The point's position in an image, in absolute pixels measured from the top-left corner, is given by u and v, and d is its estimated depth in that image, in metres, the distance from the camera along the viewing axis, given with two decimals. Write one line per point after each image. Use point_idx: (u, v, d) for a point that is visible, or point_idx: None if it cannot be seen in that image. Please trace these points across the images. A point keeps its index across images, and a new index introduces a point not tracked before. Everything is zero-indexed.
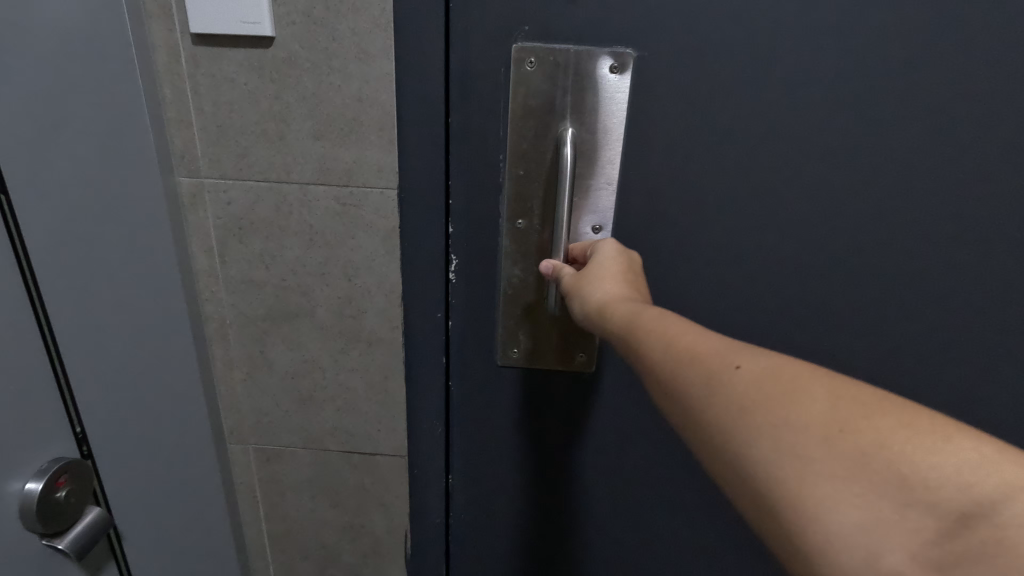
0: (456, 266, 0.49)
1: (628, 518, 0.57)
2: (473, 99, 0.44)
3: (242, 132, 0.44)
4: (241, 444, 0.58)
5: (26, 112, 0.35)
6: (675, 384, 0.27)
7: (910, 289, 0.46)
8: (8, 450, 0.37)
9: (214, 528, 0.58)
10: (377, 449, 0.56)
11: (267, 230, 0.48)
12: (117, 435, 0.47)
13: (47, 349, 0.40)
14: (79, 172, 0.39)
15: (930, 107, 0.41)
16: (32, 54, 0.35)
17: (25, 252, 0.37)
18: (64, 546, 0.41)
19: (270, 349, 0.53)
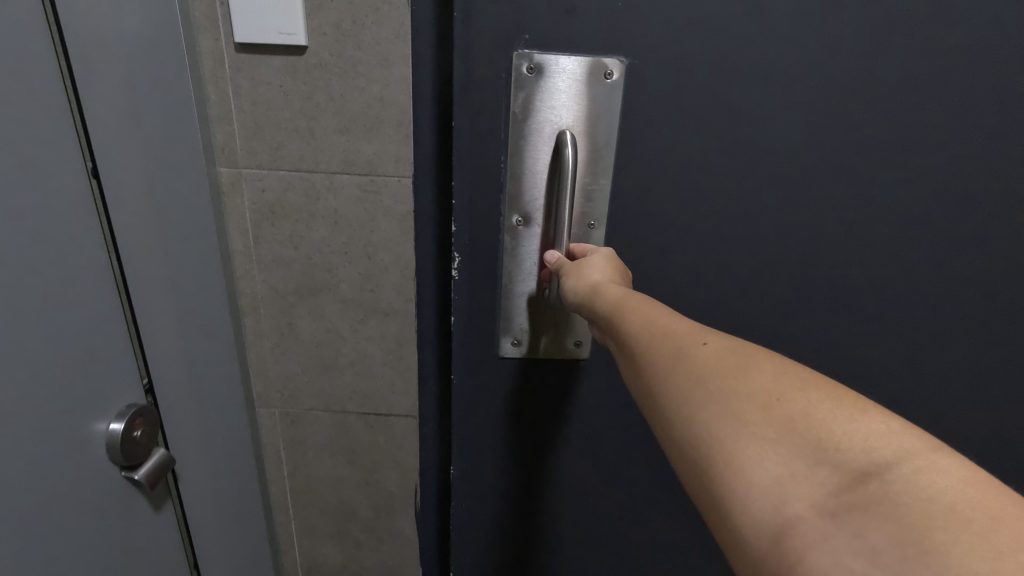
0: (457, 265, 0.49)
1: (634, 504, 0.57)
2: (474, 101, 0.43)
3: (277, 128, 0.48)
4: (268, 408, 0.64)
5: (108, 103, 0.39)
6: (646, 355, 0.28)
7: (907, 294, 0.47)
8: (93, 395, 0.41)
9: (246, 485, 0.64)
10: (391, 410, 0.63)
11: (296, 214, 0.52)
12: (175, 396, 0.50)
13: (123, 311, 0.44)
14: (147, 155, 0.43)
15: (925, 126, 0.42)
16: (109, 55, 0.39)
17: (109, 222, 0.41)
18: (139, 477, 0.45)
19: (296, 321, 0.58)
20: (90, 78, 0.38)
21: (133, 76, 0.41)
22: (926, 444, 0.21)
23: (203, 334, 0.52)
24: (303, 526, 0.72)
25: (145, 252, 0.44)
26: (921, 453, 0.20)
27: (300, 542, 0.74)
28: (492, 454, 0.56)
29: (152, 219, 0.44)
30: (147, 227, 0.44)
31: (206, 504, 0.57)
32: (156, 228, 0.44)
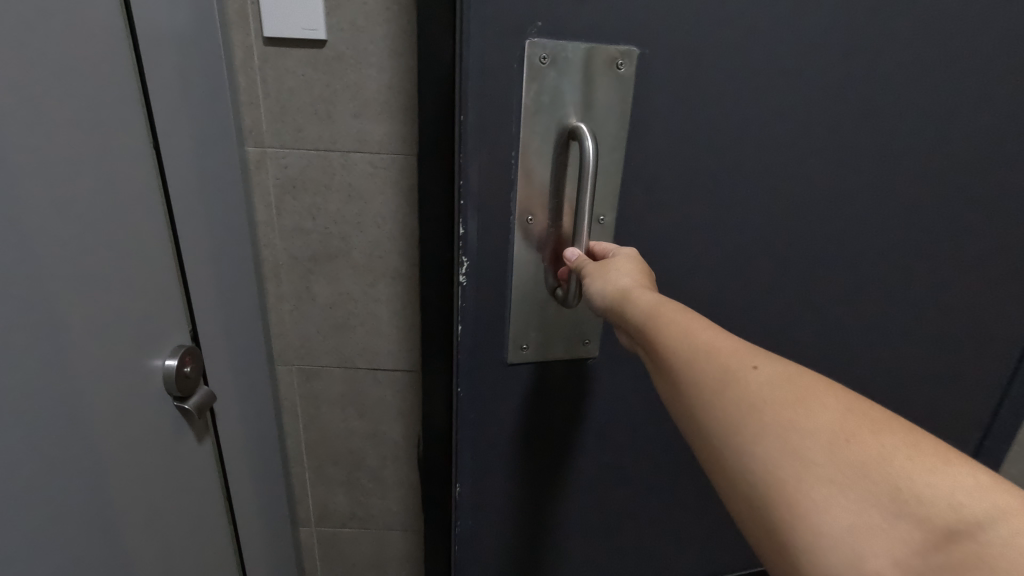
0: (466, 269, 0.45)
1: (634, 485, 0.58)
2: (489, 94, 0.40)
3: (299, 112, 0.57)
4: (286, 365, 0.70)
5: (165, 78, 0.46)
6: (695, 374, 0.30)
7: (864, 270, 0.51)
8: (154, 331, 0.48)
9: (266, 435, 0.70)
10: (397, 365, 0.70)
11: (314, 188, 0.60)
12: (213, 341, 0.57)
13: (176, 262, 0.50)
14: (193, 126, 0.50)
15: (894, 125, 0.45)
16: (166, 37, 0.46)
17: (166, 183, 0.48)
18: (191, 405, 0.52)
19: (313, 285, 0.65)
20: (152, 54, 0.45)
21: (185, 59, 0.48)
22: (1013, 500, 0.23)
23: (233, 289, 0.60)
24: (316, 475, 0.78)
25: (192, 211, 0.51)
26: (1016, 513, 0.22)
27: (314, 492, 0.79)
28: (501, 455, 0.54)
29: (198, 180, 0.52)
30: (192, 190, 0.51)
31: (235, 444, 0.64)
32: (198, 191, 0.52)
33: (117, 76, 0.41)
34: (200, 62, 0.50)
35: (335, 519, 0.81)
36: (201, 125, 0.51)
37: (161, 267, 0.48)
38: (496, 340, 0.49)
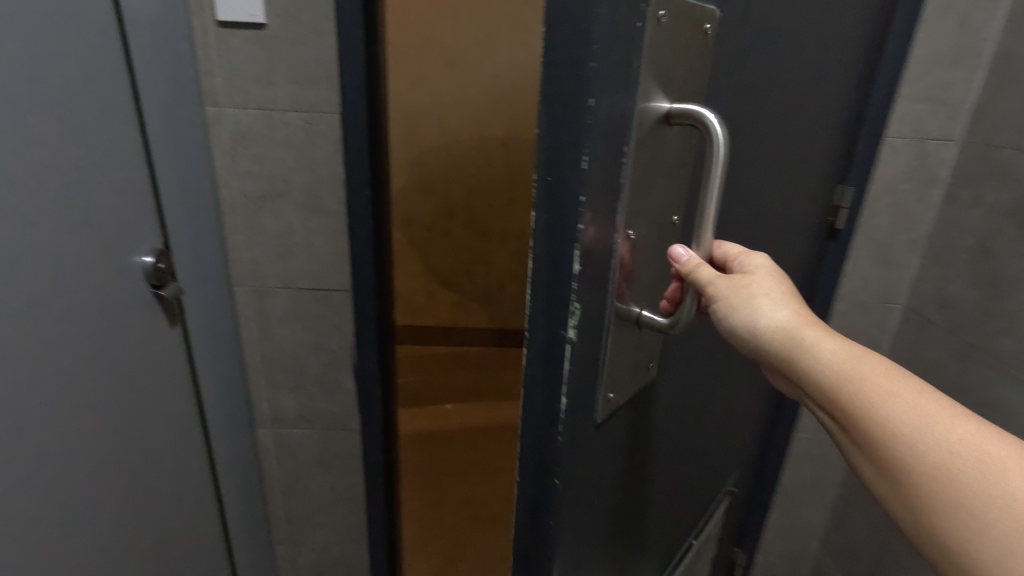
0: (579, 316, 0.35)
1: (670, 451, 0.61)
2: (609, 69, 0.30)
3: (246, 78, 0.75)
4: (243, 287, 0.86)
5: (145, 50, 0.67)
6: (978, 516, 0.28)
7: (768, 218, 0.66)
8: (136, 232, 0.69)
9: (227, 342, 0.87)
10: (333, 286, 0.87)
11: (260, 139, 0.78)
12: (182, 249, 0.76)
13: (151, 187, 0.71)
14: (166, 86, 0.70)
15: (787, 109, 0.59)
16: (143, 21, 0.66)
17: (146, 127, 0.69)
18: (166, 292, 0.74)
19: (263, 218, 0.82)
20: (135, 34, 0.65)
21: (157, 36, 0.68)
22: None
23: (197, 215, 0.77)
24: (270, 381, 0.93)
25: (165, 149, 0.71)
26: None
27: (268, 396, 0.94)
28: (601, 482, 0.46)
29: (168, 127, 0.71)
30: (165, 134, 0.71)
31: (199, 336, 0.82)
32: (171, 135, 0.72)
33: (106, 47, 0.62)
34: (167, 40, 0.69)
35: (286, 420, 0.96)
36: (171, 87, 0.71)
37: (138, 187, 0.69)
38: (591, 391, 0.40)
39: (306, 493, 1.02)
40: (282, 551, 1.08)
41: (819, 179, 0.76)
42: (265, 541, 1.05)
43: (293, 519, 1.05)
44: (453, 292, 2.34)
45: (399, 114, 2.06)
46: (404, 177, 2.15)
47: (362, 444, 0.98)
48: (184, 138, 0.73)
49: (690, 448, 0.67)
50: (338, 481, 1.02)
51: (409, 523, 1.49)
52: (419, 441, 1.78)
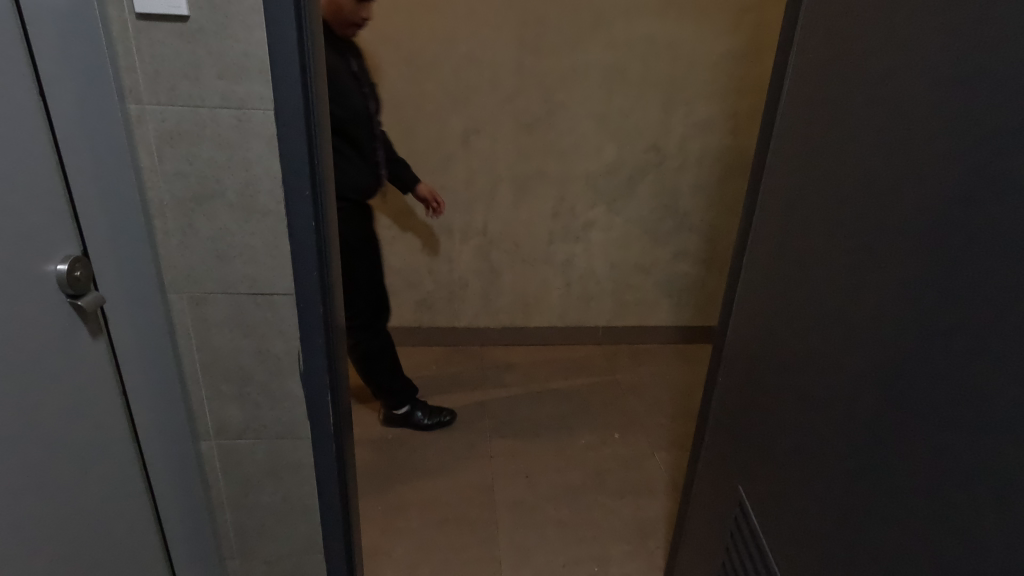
0: None
1: (871, 417, 0.64)
2: None
3: (171, 75, 0.71)
4: (179, 294, 0.82)
5: (51, 43, 0.62)
6: None
7: (829, 205, 0.72)
8: (46, 239, 0.65)
9: (162, 354, 0.82)
10: (274, 290, 0.84)
11: (190, 139, 0.74)
12: (103, 257, 0.72)
13: (64, 189, 0.67)
14: (77, 83, 0.65)
15: (867, 104, 0.65)
16: (48, 12, 0.61)
17: (53, 126, 0.65)
18: (85, 302, 0.69)
19: (196, 221, 0.78)
20: (38, 27, 0.61)
21: (67, 28, 0.63)
22: None
23: (122, 219, 0.73)
24: (211, 390, 0.89)
25: (79, 151, 0.67)
26: None
27: (211, 407, 0.90)
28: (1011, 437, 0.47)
29: (84, 128, 0.67)
30: (79, 134, 0.67)
31: (127, 348, 0.77)
32: (85, 136, 0.67)
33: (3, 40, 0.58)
34: (81, 33, 0.65)
35: (231, 432, 0.92)
36: (85, 83, 0.66)
37: (48, 190, 0.65)
38: None
39: (257, 505, 0.99)
40: (233, 565, 1.04)
41: (792, 184, 0.81)
42: (216, 557, 1.01)
43: (244, 533, 1.01)
44: (415, 291, 2.30)
45: None
46: None
47: (313, 451, 0.96)
48: (102, 139, 0.69)
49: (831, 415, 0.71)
50: (289, 491, 0.99)
51: (371, 528, 1.47)
52: (382, 445, 1.75)
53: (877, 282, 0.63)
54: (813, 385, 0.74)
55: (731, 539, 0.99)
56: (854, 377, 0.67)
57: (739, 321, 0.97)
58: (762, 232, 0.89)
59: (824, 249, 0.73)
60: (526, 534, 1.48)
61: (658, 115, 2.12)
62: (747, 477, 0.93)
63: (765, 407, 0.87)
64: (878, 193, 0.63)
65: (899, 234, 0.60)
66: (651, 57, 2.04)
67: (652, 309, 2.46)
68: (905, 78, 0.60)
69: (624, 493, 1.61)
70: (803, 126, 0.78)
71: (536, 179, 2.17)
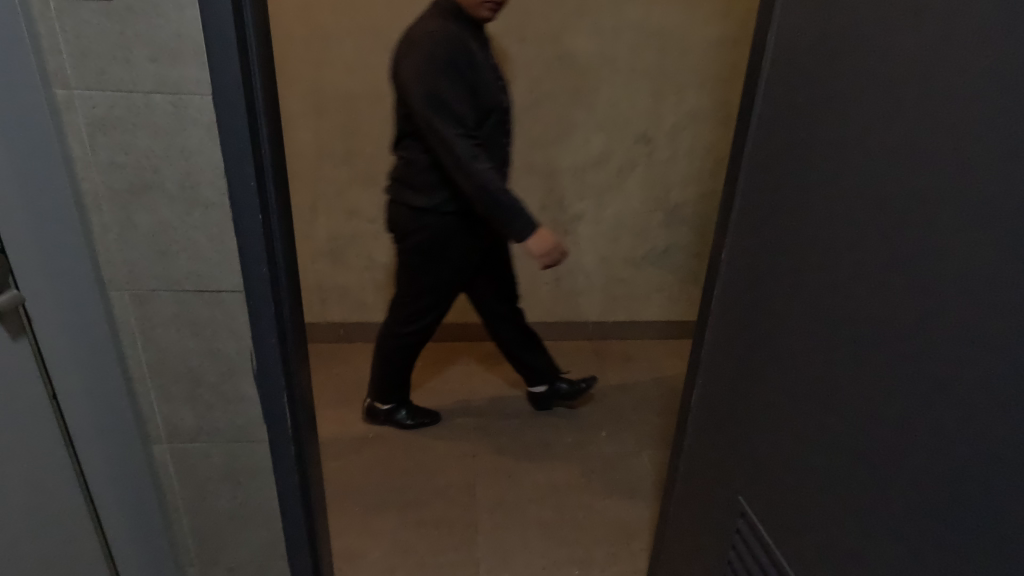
0: None
1: (899, 426, 0.59)
2: None
3: (99, 56, 0.66)
4: (120, 291, 0.78)
5: None
6: None
7: (824, 208, 0.67)
8: None
9: (101, 355, 0.78)
10: (222, 287, 0.79)
11: (123, 126, 0.70)
12: (22, 254, 0.68)
13: None
14: None
15: (864, 99, 0.61)
16: None
17: None
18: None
19: (135, 214, 0.74)
20: None
21: None
22: None
23: (50, 212, 0.69)
24: (160, 393, 0.85)
25: None
26: None
27: (160, 410, 0.86)
28: None
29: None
30: None
31: (53, 348, 0.73)
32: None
33: None
34: None
35: (183, 435, 0.88)
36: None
37: None
38: None
39: (213, 511, 0.95)
40: (192, 572, 1.00)
41: (776, 187, 0.76)
42: (172, 564, 0.97)
43: (201, 539, 0.97)
44: None
45: (334, 102, 1.96)
46: (343, 168, 2.05)
47: (271, 455, 0.92)
48: (21, 127, 0.64)
49: (848, 425, 0.66)
50: (249, 496, 0.95)
51: (347, 529, 1.43)
52: (362, 444, 1.71)
53: (894, 294, 0.59)
54: (823, 402, 0.70)
55: (731, 552, 0.92)
56: (872, 386, 0.62)
57: (718, 328, 0.92)
58: (743, 239, 0.84)
59: (819, 253, 0.68)
60: (505, 536, 1.44)
61: (647, 106, 2.07)
62: (744, 491, 0.88)
63: (761, 420, 0.82)
64: (890, 200, 0.59)
65: (918, 238, 0.56)
66: (639, 46, 1.98)
67: (643, 304, 2.41)
68: (920, 77, 0.55)
69: (609, 493, 1.58)
70: (783, 126, 0.74)
71: (522, 171, 2.12)
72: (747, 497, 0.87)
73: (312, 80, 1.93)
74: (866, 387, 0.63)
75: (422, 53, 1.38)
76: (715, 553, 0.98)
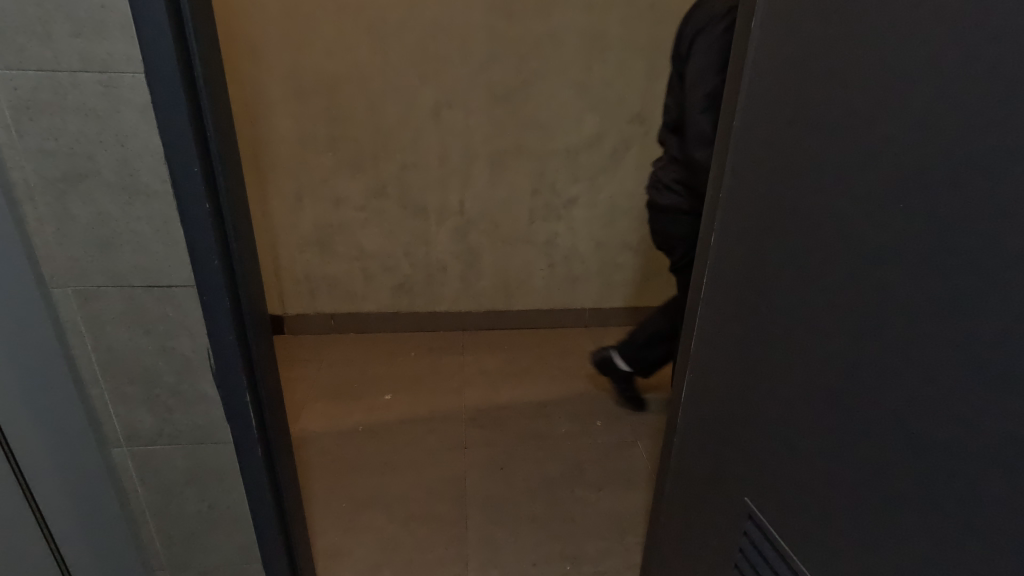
0: None
1: (928, 410, 0.52)
2: None
3: (16, 32, 0.60)
4: (62, 288, 0.72)
5: None
6: None
7: (824, 165, 0.60)
8: None
9: (44, 356, 0.73)
10: (171, 282, 0.74)
11: (50, 110, 0.64)
12: None
13: None
14: None
15: (864, 34, 0.54)
16: None
17: None
18: None
19: (71, 206, 0.69)
20: None
21: None
22: None
23: None
24: (115, 394, 0.80)
25: None
26: None
27: (116, 412, 0.81)
28: None
29: None
30: None
31: None
32: None
33: None
34: None
35: (143, 438, 0.84)
36: None
37: None
38: None
39: (181, 515, 0.91)
40: None
41: (767, 146, 0.68)
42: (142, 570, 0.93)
43: (171, 544, 0.93)
44: (391, 276, 2.21)
45: (316, 87, 1.89)
46: (328, 155, 1.99)
47: (237, 455, 0.87)
48: None
49: (869, 411, 0.59)
50: (216, 499, 0.90)
51: (333, 526, 1.40)
52: (351, 438, 1.68)
53: (906, 271, 0.52)
54: (829, 391, 0.63)
55: (738, 554, 0.85)
56: (890, 364, 0.55)
57: (710, 316, 0.85)
58: (734, 217, 0.76)
59: (821, 216, 0.61)
60: (496, 531, 1.40)
61: (642, 83, 1.99)
62: (751, 493, 0.81)
63: (762, 414, 0.76)
64: (903, 167, 0.51)
65: (939, 189, 0.48)
66: (632, 20, 1.89)
67: (641, 290, 2.35)
68: (933, 21, 0.47)
69: (603, 486, 1.53)
70: (771, 77, 0.66)
71: (513, 155, 2.05)
72: (754, 500, 0.80)
73: (292, 63, 1.86)
74: (881, 378, 0.56)
75: (708, 42, 1.19)
76: (718, 554, 0.92)
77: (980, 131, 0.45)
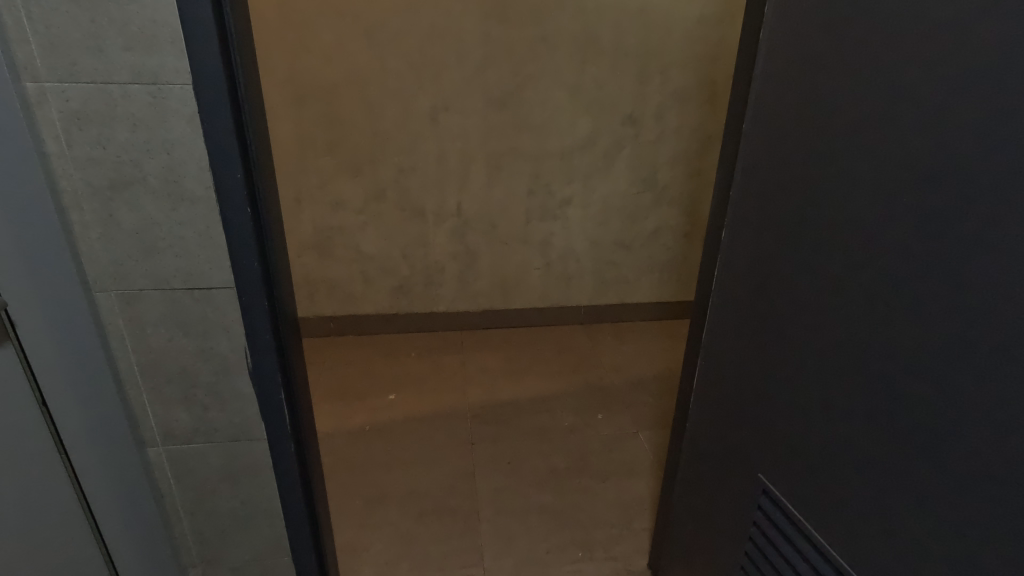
0: None
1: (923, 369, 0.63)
2: None
3: (69, 46, 0.63)
4: (104, 291, 0.75)
5: None
6: None
7: (829, 166, 0.71)
8: None
9: (89, 357, 0.76)
10: (211, 284, 0.77)
11: (100, 119, 0.67)
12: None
13: None
14: None
15: (863, 56, 0.65)
16: None
17: None
18: None
19: (117, 212, 0.71)
20: None
21: None
22: None
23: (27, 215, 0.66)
24: (153, 394, 0.83)
25: None
26: None
27: (154, 411, 0.84)
28: None
29: None
30: None
31: None
32: None
33: None
34: None
35: (179, 437, 0.86)
36: None
37: None
38: None
39: (213, 512, 0.93)
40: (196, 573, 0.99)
41: (776, 152, 0.79)
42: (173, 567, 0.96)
43: (203, 541, 0.96)
44: (390, 278, 2.24)
45: (315, 91, 1.91)
46: (327, 159, 2.01)
47: (270, 451, 0.90)
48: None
49: (869, 377, 0.69)
50: (249, 495, 0.93)
51: (349, 524, 1.42)
52: (359, 437, 1.70)
53: (902, 255, 0.63)
54: (834, 360, 0.73)
55: (751, 527, 0.92)
56: (889, 335, 0.66)
57: (721, 302, 0.94)
58: (744, 214, 0.87)
59: (827, 209, 0.71)
60: (508, 521, 1.45)
61: (633, 86, 2.05)
62: (762, 468, 0.88)
63: (773, 386, 0.85)
64: (896, 164, 0.63)
65: (928, 185, 0.60)
66: (623, 25, 1.95)
67: (634, 286, 2.42)
68: (919, 49, 0.59)
69: (608, 475, 1.59)
70: (779, 90, 0.77)
71: (509, 157, 2.09)
72: (766, 474, 0.88)
73: (290, 68, 1.88)
74: (889, 346, 0.66)
75: None
76: (731, 530, 0.98)
77: (961, 135, 0.56)
